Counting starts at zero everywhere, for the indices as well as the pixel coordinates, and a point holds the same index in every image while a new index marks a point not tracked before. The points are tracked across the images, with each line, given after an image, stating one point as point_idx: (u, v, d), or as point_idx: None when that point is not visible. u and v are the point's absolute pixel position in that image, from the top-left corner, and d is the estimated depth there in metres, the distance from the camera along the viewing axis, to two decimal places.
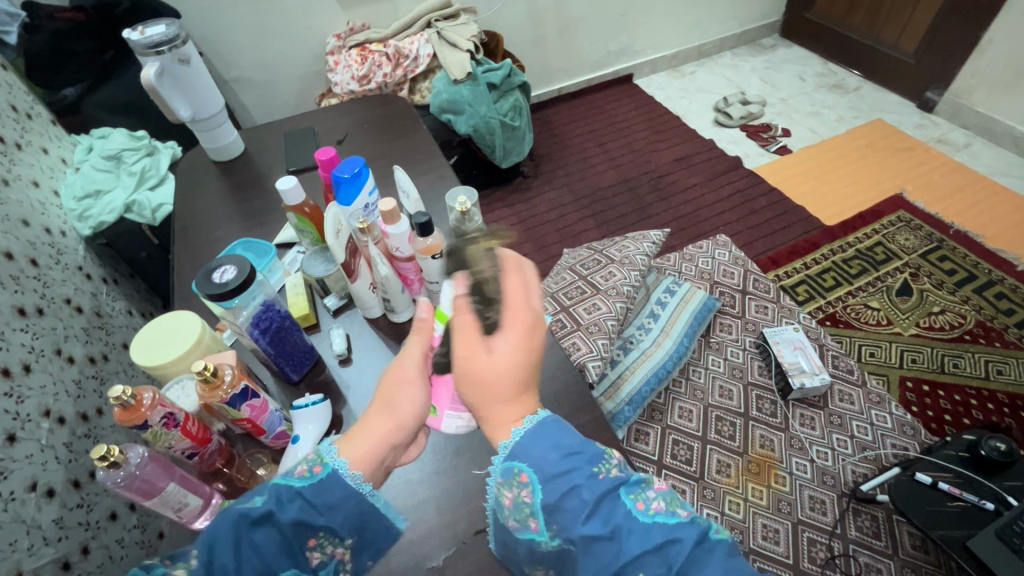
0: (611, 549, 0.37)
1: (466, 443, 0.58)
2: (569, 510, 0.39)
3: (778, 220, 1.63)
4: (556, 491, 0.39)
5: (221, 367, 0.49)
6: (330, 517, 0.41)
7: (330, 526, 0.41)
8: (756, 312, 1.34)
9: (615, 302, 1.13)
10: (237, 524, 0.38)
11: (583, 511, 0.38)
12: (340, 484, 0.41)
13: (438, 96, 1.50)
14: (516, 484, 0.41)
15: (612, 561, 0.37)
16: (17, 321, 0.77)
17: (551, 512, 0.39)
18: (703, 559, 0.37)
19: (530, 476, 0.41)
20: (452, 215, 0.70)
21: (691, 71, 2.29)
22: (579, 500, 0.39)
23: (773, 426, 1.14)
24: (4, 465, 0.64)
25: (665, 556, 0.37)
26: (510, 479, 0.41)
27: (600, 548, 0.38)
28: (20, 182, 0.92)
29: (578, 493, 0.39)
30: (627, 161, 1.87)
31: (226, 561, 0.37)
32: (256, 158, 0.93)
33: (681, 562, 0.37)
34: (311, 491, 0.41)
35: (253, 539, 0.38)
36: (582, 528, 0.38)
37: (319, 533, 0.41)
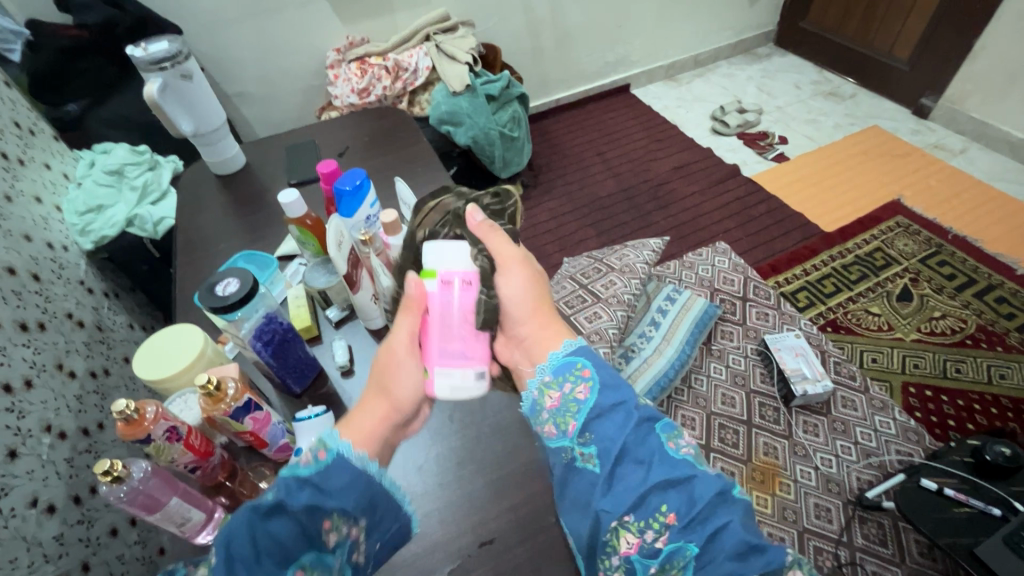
0: (639, 473, 0.42)
1: (469, 455, 0.58)
2: (612, 420, 0.45)
3: (777, 227, 1.64)
4: (606, 401, 0.46)
5: (224, 380, 0.49)
6: (340, 501, 0.40)
7: (343, 508, 0.40)
8: (756, 319, 1.34)
9: (616, 310, 1.13)
10: (251, 520, 0.37)
11: (625, 424, 0.44)
12: (347, 468, 0.41)
13: (438, 108, 1.51)
14: (572, 386, 0.48)
15: (640, 482, 0.42)
16: (18, 336, 0.77)
17: (595, 417, 0.46)
18: (720, 505, 0.41)
19: (588, 378, 0.47)
20: None
21: (688, 80, 2.31)
22: (621, 420, 0.45)
23: (777, 433, 1.13)
24: (4, 481, 0.64)
25: (684, 489, 0.42)
26: (568, 381, 0.48)
27: (632, 464, 0.43)
28: (22, 198, 0.92)
29: (624, 410, 0.46)
30: (625, 170, 1.88)
31: (245, 554, 0.36)
32: (258, 171, 0.93)
33: (702, 500, 0.41)
34: (319, 476, 0.40)
35: (268, 529, 0.37)
36: (620, 439, 0.44)
37: (334, 516, 0.40)
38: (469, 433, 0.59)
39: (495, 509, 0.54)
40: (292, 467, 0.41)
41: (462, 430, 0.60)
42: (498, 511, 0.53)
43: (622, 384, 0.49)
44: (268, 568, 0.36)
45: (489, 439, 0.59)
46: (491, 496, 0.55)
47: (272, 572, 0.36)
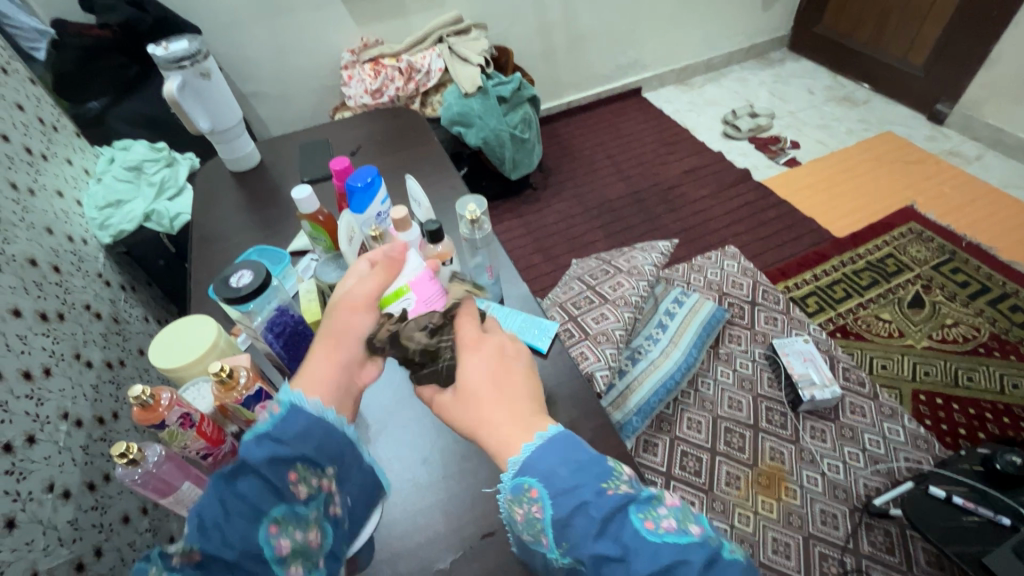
0: (621, 571, 0.35)
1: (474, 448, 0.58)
2: (579, 528, 0.37)
3: (788, 231, 1.63)
4: (566, 505, 0.37)
5: (236, 369, 0.50)
6: (301, 451, 0.40)
7: (307, 458, 0.41)
8: (765, 323, 1.34)
9: (623, 312, 1.13)
10: (218, 484, 0.38)
11: (591, 529, 0.36)
12: (300, 414, 0.41)
13: (449, 109, 1.52)
14: (526, 499, 0.40)
15: None
16: (39, 325, 0.79)
17: (561, 529, 0.37)
18: None
19: (539, 494, 0.39)
20: (461, 223, 0.65)
21: (700, 84, 2.30)
22: (588, 518, 0.37)
23: (783, 438, 1.13)
24: (22, 466, 0.66)
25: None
26: (521, 495, 0.40)
27: (612, 570, 0.35)
28: (45, 192, 0.95)
29: (588, 509, 0.37)
30: (636, 173, 1.89)
31: (216, 516, 0.37)
32: (272, 169, 0.95)
33: None
34: (276, 428, 0.41)
35: (236, 490, 0.38)
36: (592, 547, 0.36)
37: (301, 468, 0.40)
38: None
39: (498, 501, 0.54)
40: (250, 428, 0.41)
41: None
42: (500, 506, 0.54)
43: (581, 462, 0.39)
44: (242, 527, 0.37)
45: None
46: (494, 489, 0.55)
47: (246, 529, 0.37)
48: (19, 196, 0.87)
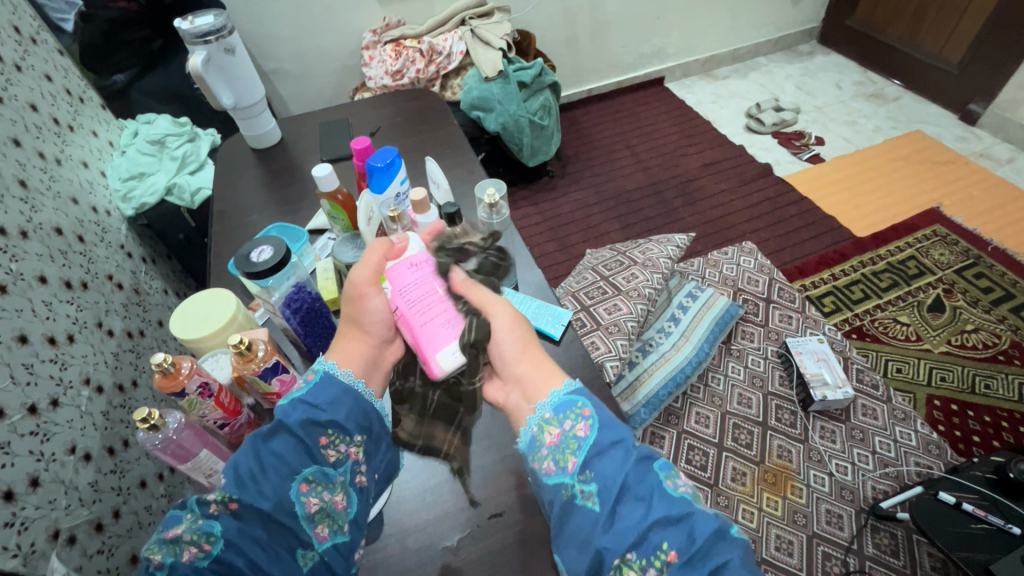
0: (640, 510, 0.39)
1: (484, 430, 0.59)
2: (612, 458, 0.41)
3: (807, 229, 1.61)
4: (607, 437, 0.42)
5: (255, 341, 0.50)
6: (333, 419, 0.45)
7: (337, 425, 0.45)
8: (779, 321, 1.32)
9: (636, 303, 1.13)
10: (256, 440, 0.43)
11: (623, 462, 0.41)
12: (334, 383, 0.47)
13: (470, 92, 1.51)
14: (570, 422, 0.44)
15: (642, 520, 0.38)
16: (63, 293, 0.82)
17: (595, 455, 0.42)
18: (723, 548, 0.38)
19: (590, 415, 0.43)
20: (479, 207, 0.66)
21: (724, 75, 2.26)
22: (622, 455, 0.41)
23: (792, 437, 1.12)
24: (45, 428, 0.69)
25: (691, 533, 0.38)
26: (565, 416, 0.44)
27: (631, 506, 0.39)
28: (71, 162, 0.96)
29: (624, 448, 0.42)
30: (654, 164, 1.86)
31: (251, 469, 0.42)
32: (292, 147, 0.96)
33: (704, 540, 0.38)
34: (312, 396, 0.46)
35: (271, 448, 0.43)
36: (621, 476, 0.40)
37: (330, 433, 0.45)
38: (484, 413, 0.60)
39: (506, 484, 0.55)
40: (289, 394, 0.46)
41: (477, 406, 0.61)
42: (508, 488, 0.55)
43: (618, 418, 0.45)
44: (275, 482, 0.42)
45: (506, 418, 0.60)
46: (503, 471, 0.56)
47: (278, 483, 0.42)
48: (47, 165, 0.89)
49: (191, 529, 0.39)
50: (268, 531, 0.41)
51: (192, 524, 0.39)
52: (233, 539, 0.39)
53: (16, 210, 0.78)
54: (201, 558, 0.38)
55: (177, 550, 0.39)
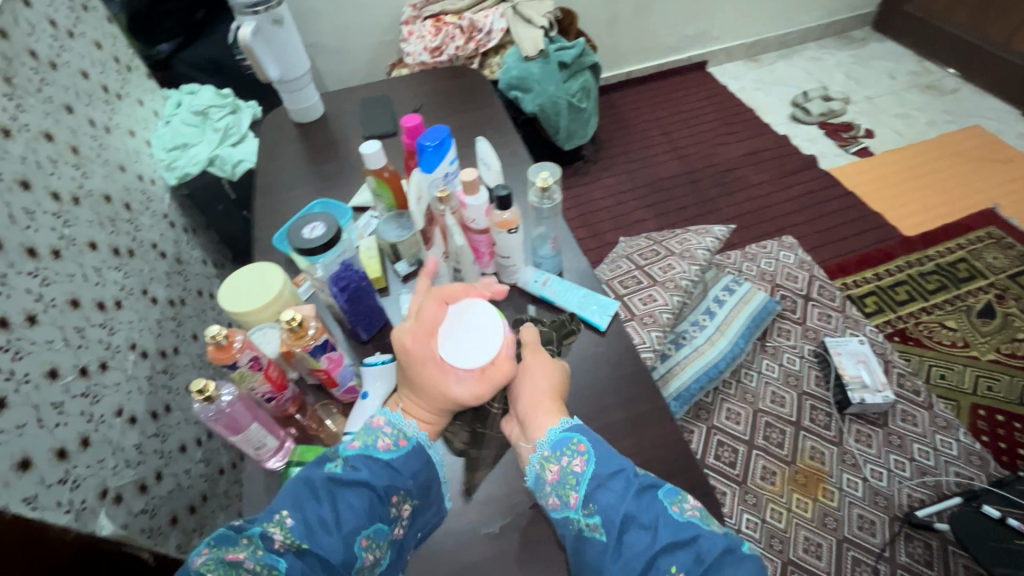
0: (645, 538, 0.40)
1: None
2: (612, 489, 0.43)
3: (852, 225, 1.54)
4: (606, 468, 0.44)
5: (307, 319, 0.49)
6: (406, 483, 0.45)
7: (408, 490, 0.45)
8: (818, 320, 1.28)
9: (672, 295, 1.11)
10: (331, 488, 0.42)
11: (625, 491, 0.42)
12: (421, 455, 0.47)
13: (508, 72, 1.48)
14: (568, 456, 0.45)
15: (648, 547, 0.40)
16: (112, 260, 0.84)
17: (596, 488, 0.43)
18: (732, 566, 0.39)
19: (583, 449, 0.45)
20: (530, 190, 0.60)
21: (770, 61, 2.17)
22: (623, 484, 0.43)
23: (826, 439, 1.09)
24: (95, 390, 0.71)
25: (697, 553, 0.39)
26: (563, 451, 0.46)
27: (636, 533, 0.41)
28: (119, 130, 0.98)
29: (623, 477, 0.43)
30: (693, 152, 1.81)
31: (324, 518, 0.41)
32: (333, 121, 0.95)
33: (713, 558, 0.39)
34: (397, 459, 0.46)
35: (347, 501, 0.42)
36: (624, 506, 0.42)
37: (400, 495, 0.45)
38: None
39: None
40: (366, 447, 0.46)
41: None
42: None
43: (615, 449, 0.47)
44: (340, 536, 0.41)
45: None
46: None
47: (344, 537, 0.41)
48: (97, 133, 0.90)
49: (253, 558, 0.39)
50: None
51: (256, 554, 0.39)
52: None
53: (68, 176, 0.79)
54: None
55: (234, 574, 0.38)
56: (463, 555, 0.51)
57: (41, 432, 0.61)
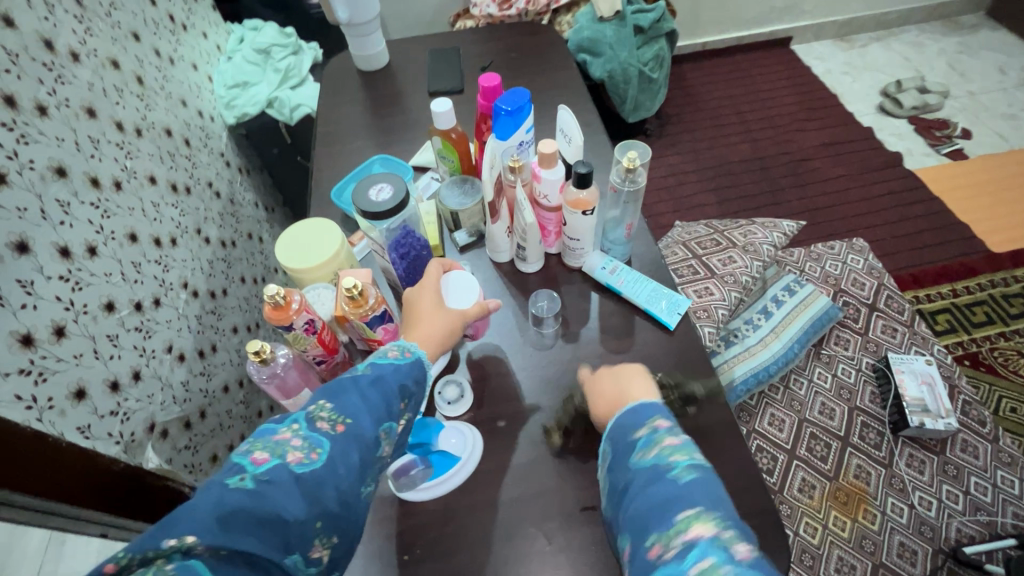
0: (613, 488, 0.40)
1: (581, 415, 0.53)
2: (608, 449, 0.42)
3: (933, 234, 1.42)
4: (610, 435, 0.43)
5: (366, 286, 0.46)
6: (412, 388, 0.46)
7: (411, 396, 0.46)
8: (881, 332, 1.20)
9: (730, 290, 1.05)
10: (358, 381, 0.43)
11: (610, 448, 0.42)
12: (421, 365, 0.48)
13: (579, 32, 1.38)
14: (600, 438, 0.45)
15: (613, 494, 0.40)
16: (170, 196, 0.83)
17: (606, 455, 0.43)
18: (649, 509, 0.35)
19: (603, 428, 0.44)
20: (612, 169, 0.53)
21: (864, 42, 1.98)
22: (612, 447, 0.41)
23: (875, 459, 1.03)
24: (148, 325, 0.72)
25: (647, 494, 0.36)
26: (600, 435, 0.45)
27: (609, 484, 0.40)
28: (183, 63, 0.96)
29: (617, 441, 0.41)
30: (764, 136, 1.69)
31: (357, 403, 0.41)
32: (398, 71, 0.90)
33: (634, 500, 0.37)
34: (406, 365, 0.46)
35: (372, 392, 0.43)
36: (607, 465, 0.41)
37: (406, 401, 0.45)
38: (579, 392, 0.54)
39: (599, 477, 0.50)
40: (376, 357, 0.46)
41: (573, 380, 0.55)
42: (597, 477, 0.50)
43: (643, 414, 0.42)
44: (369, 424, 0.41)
45: None
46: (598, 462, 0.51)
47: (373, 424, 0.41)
48: (161, 64, 0.89)
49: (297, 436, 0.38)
50: (357, 462, 0.39)
51: (299, 431, 0.38)
52: (336, 459, 0.38)
53: (133, 106, 0.78)
54: (303, 466, 0.37)
55: (280, 450, 0.37)
56: (504, 551, 0.47)
57: (96, 363, 0.62)
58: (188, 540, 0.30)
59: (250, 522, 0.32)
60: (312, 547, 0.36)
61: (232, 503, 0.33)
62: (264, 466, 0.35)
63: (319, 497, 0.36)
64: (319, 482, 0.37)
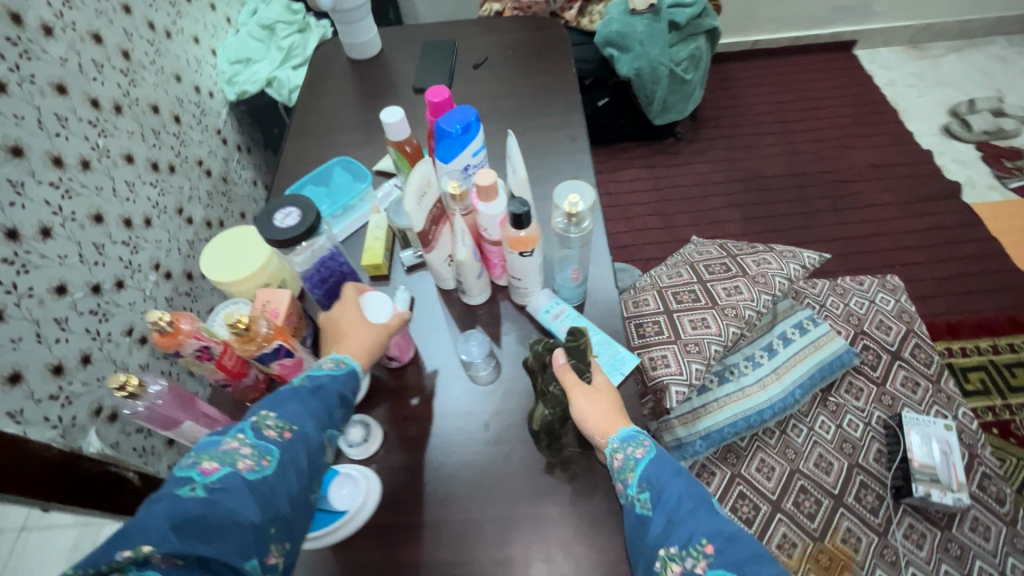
0: (686, 516, 0.39)
1: (497, 475, 0.49)
2: (671, 476, 0.42)
3: (981, 279, 1.28)
4: (668, 464, 0.43)
5: (258, 318, 0.44)
6: (351, 397, 0.46)
7: (349, 406, 0.46)
8: (901, 385, 1.08)
9: (728, 325, 0.97)
10: (300, 391, 0.42)
11: (679, 478, 0.42)
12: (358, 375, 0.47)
13: (609, 25, 1.28)
14: (632, 447, 0.44)
15: (685, 522, 0.39)
16: (148, 175, 0.83)
17: (654, 473, 0.42)
18: (752, 563, 0.36)
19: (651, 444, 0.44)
20: (556, 212, 0.48)
21: (940, 52, 1.77)
22: (679, 478, 0.42)
23: (869, 525, 0.93)
24: (106, 308, 0.71)
25: (745, 551, 0.37)
26: (629, 445, 0.44)
27: (680, 510, 0.40)
28: (182, 36, 0.94)
29: (682, 475, 0.42)
30: (807, 151, 1.55)
31: (299, 412, 0.41)
32: (390, 60, 0.85)
33: (737, 548, 0.37)
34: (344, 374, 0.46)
35: (314, 402, 0.42)
36: (674, 489, 0.41)
37: (346, 410, 0.45)
38: (500, 449, 0.51)
39: (501, 548, 0.46)
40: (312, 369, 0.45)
41: (497, 434, 0.52)
42: (500, 547, 0.46)
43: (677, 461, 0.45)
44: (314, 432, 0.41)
45: (525, 463, 0.50)
46: (504, 531, 0.47)
47: (315, 432, 0.41)
48: (155, 38, 0.87)
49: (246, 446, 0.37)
50: (305, 469, 0.39)
51: (246, 440, 0.37)
52: (286, 465, 0.38)
53: (113, 82, 0.77)
54: (254, 473, 0.36)
55: (229, 462, 0.36)
56: None
57: (38, 347, 0.61)
58: (144, 550, 0.30)
59: (205, 531, 0.32)
60: (269, 552, 0.35)
61: (188, 513, 0.32)
62: (214, 475, 0.35)
63: (274, 504, 0.36)
64: (272, 488, 0.36)
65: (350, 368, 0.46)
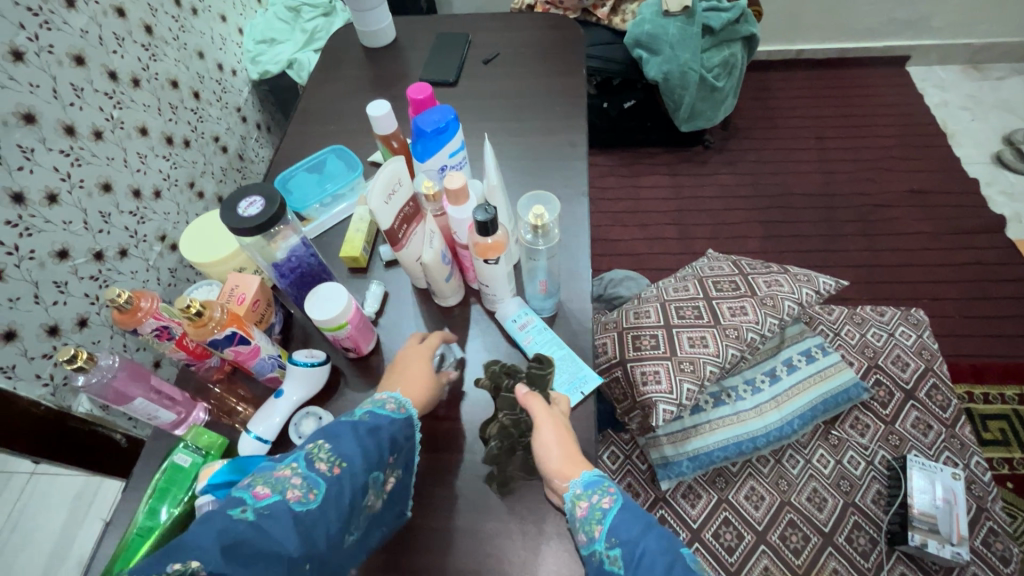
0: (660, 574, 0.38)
1: (447, 481, 0.49)
2: (639, 529, 0.41)
3: (1015, 322, 1.20)
4: (635, 513, 0.42)
5: (213, 306, 0.46)
6: (403, 441, 0.44)
7: (401, 449, 0.44)
8: (912, 426, 1.03)
9: (728, 346, 0.94)
10: (354, 429, 0.41)
11: (649, 531, 0.41)
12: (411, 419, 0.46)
13: (640, 25, 1.24)
14: (597, 494, 0.43)
15: None
16: (161, 148, 0.85)
17: (622, 525, 0.41)
18: None
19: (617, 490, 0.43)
20: (522, 223, 0.49)
21: (1002, 74, 1.65)
22: (649, 531, 0.41)
23: (857, 568, 0.89)
24: (106, 275, 0.74)
25: None
26: (594, 491, 0.43)
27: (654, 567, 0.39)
28: (208, 13, 0.96)
29: (651, 527, 0.41)
30: (841, 170, 1.48)
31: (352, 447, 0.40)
32: (403, 50, 0.85)
33: None
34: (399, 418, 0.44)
35: (370, 441, 0.41)
36: (646, 545, 0.40)
37: (396, 455, 0.43)
38: (453, 456, 0.51)
39: (440, 555, 0.46)
40: (374, 406, 0.44)
41: (452, 441, 0.51)
42: (439, 553, 0.46)
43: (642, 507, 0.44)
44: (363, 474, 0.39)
45: (476, 472, 0.50)
46: (444, 538, 0.47)
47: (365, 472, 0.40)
48: (180, 14, 0.89)
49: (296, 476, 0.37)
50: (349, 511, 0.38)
51: (297, 470, 0.37)
52: (333, 502, 0.37)
53: (134, 56, 0.79)
54: (301, 504, 0.36)
55: (279, 488, 0.36)
56: None
57: (35, 307, 0.64)
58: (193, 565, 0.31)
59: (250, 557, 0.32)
60: None
61: (236, 533, 0.33)
62: (265, 501, 0.35)
63: (313, 540, 0.35)
64: (315, 524, 0.36)
65: (407, 415, 0.45)
